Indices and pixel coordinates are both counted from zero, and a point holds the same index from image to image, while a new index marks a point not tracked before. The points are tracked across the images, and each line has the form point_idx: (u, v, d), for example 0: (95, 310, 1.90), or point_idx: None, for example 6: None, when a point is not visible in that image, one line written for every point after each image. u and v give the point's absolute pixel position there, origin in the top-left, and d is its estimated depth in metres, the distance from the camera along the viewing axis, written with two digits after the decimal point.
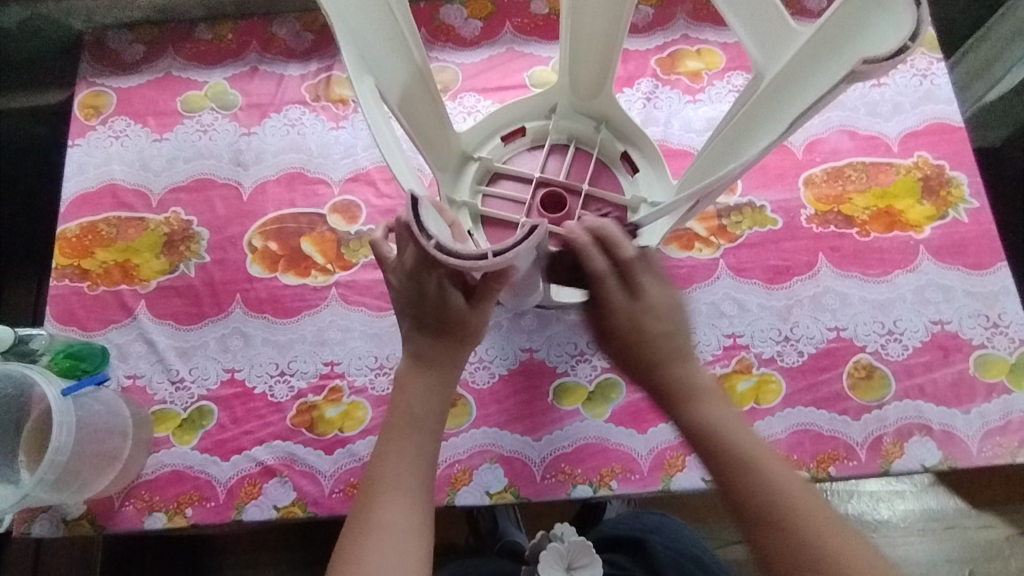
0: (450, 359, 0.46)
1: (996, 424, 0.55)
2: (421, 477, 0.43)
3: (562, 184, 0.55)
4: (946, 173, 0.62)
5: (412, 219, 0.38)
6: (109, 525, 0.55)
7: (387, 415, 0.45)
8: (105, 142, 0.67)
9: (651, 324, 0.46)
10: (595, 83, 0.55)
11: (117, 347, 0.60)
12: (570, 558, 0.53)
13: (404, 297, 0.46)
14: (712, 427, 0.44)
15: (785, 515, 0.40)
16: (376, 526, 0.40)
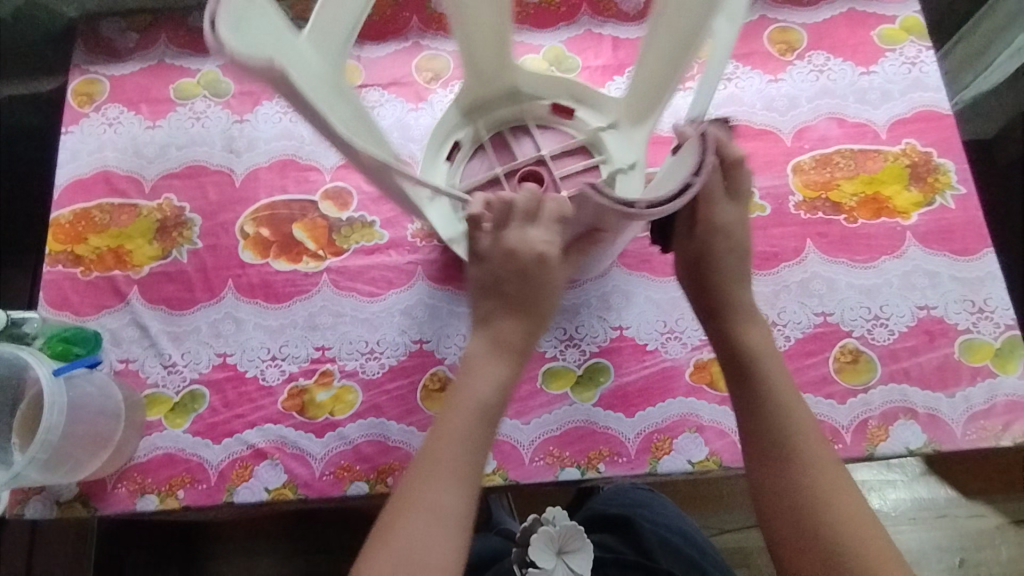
0: (523, 333, 0.47)
1: (980, 408, 0.56)
2: (473, 463, 0.43)
3: (527, 164, 0.55)
4: (933, 161, 0.63)
5: (613, 202, 0.43)
6: (101, 507, 0.56)
7: (450, 387, 0.46)
8: (98, 129, 0.67)
9: (728, 249, 0.51)
10: (498, 65, 0.56)
11: (111, 332, 0.61)
12: (562, 542, 0.53)
13: (488, 279, 0.48)
14: (761, 351, 0.48)
15: (795, 452, 0.44)
16: (417, 504, 0.41)
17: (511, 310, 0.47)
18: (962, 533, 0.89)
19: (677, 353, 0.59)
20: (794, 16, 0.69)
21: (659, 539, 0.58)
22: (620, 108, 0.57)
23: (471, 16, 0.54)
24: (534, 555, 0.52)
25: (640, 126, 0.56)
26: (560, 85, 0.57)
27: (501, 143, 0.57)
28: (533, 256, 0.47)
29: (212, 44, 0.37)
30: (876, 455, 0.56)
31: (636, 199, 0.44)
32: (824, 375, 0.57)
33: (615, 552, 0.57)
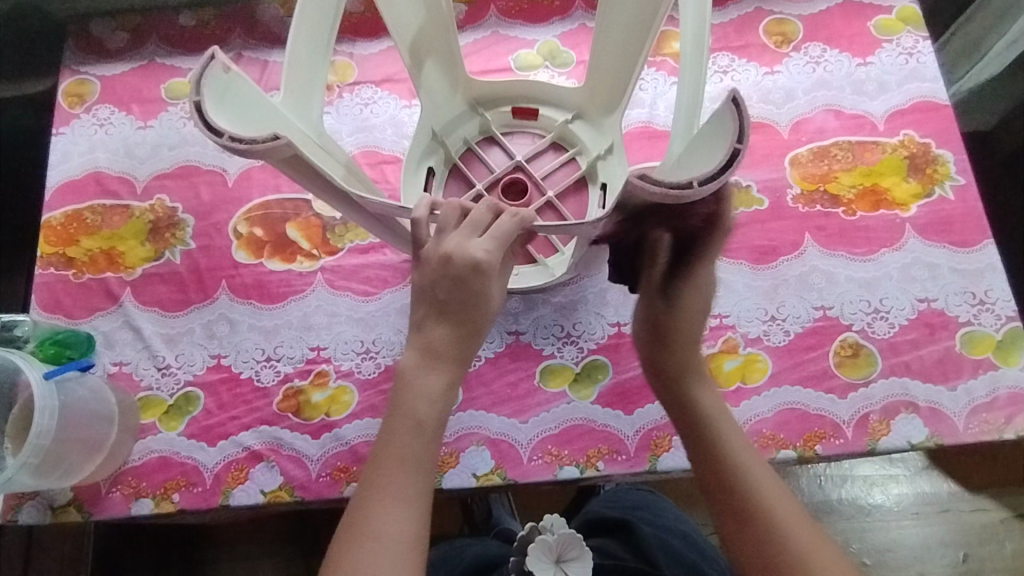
0: (462, 348, 0.44)
1: (982, 401, 0.55)
2: (417, 486, 0.41)
3: (505, 174, 0.57)
4: (932, 152, 0.62)
5: (666, 189, 0.39)
6: (96, 512, 0.55)
7: (388, 411, 0.44)
8: (89, 130, 0.67)
9: (702, 281, 0.52)
10: (448, 86, 0.57)
11: (103, 335, 0.60)
12: (559, 550, 0.52)
13: (425, 285, 0.44)
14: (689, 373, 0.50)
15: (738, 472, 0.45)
16: (367, 535, 0.39)
17: (450, 322, 0.44)
18: (966, 527, 0.89)
19: None
20: (790, 8, 0.68)
21: (660, 544, 0.57)
22: (584, 99, 0.57)
23: (422, 41, 0.54)
24: (531, 565, 0.51)
25: (607, 115, 0.56)
26: (515, 90, 0.58)
27: (471, 159, 0.58)
28: (466, 267, 0.43)
29: (210, 134, 0.39)
30: (877, 450, 0.55)
31: (686, 181, 0.38)
32: (825, 370, 0.57)
33: (616, 559, 0.56)
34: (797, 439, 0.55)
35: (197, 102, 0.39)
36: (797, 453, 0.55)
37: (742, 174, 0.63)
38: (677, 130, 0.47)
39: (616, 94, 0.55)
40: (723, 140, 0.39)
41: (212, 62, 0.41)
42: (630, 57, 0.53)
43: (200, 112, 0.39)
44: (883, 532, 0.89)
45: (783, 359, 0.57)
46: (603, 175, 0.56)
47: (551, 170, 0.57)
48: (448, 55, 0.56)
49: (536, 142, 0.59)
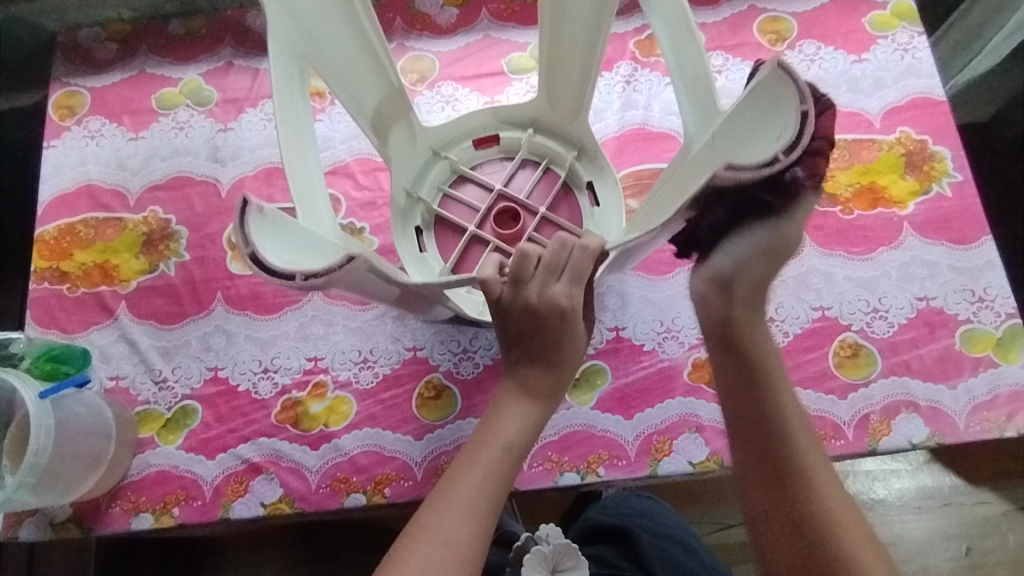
0: (553, 382, 0.46)
1: (983, 399, 0.55)
2: (492, 502, 0.42)
3: (488, 208, 0.55)
4: (929, 148, 0.62)
5: (753, 169, 0.35)
6: (97, 527, 0.55)
7: (479, 429, 0.46)
8: (80, 143, 0.66)
9: (760, 279, 0.48)
10: (409, 136, 0.56)
11: (99, 349, 0.60)
12: (555, 561, 0.51)
13: (510, 330, 0.45)
14: (771, 364, 0.49)
15: (806, 471, 0.46)
16: (439, 539, 0.40)
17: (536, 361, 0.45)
18: (968, 520, 0.89)
19: (674, 353, 0.58)
20: (784, 5, 0.68)
21: (658, 551, 0.57)
22: (541, 108, 0.57)
23: (381, 109, 0.53)
24: None
25: (572, 119, 0.56)
26: (471, 121, 0.57)
27: (447, 202, 0.57)
28: (551, 313, 0.43)
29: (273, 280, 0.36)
30: (878, 450, 0.55)
31: (771, 157, 0.36)
32: (824, 371, 0.57)
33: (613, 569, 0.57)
34: None
35: (254, 252, 0.37)
36: None
37: None
38: (701, 120, 0.46)
39: (580, 100, 0.54)
40: (789, 102, 0.37)
41: (248, 207, 0.38)
42: (590, 60, 0.52)
43: (261, 263, 0.37)
44: (886, 526, 0.89)
45: (782, 361, 0.57)
46: (585, 174, 0.57)
47: (532, 189, 0.57)
48: (405, 109, 0.54)
49: (507, 166, 0.58)
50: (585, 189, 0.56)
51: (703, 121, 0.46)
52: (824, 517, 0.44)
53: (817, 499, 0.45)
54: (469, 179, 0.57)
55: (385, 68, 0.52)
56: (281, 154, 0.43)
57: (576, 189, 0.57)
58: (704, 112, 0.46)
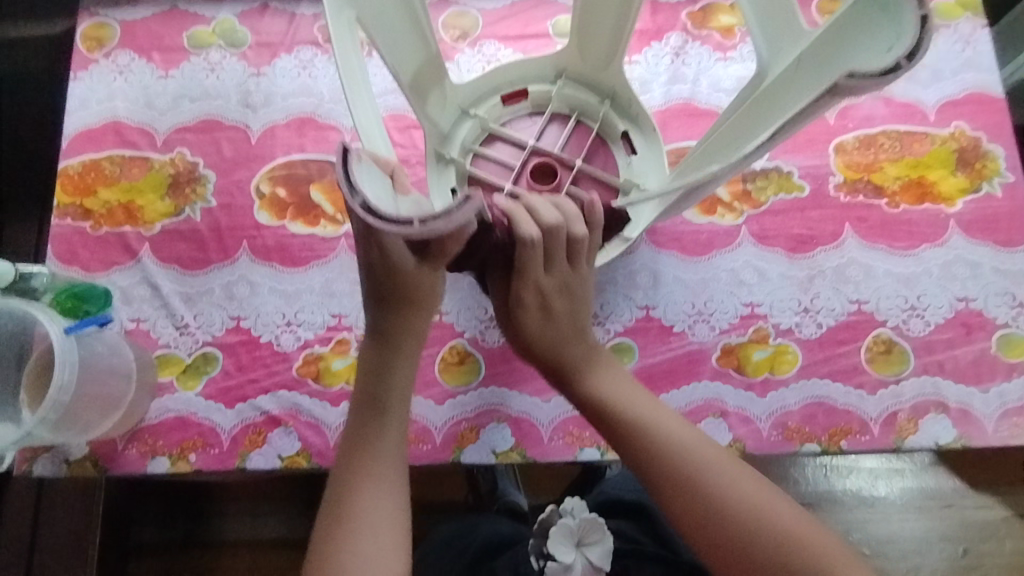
0: (408, 329, 0.46)
1: (1014, 405, 0.54)
2: (396, 465, 0.45)
3: (524, 166, 0.54)
4: (982, 146, 0.60)
5: (877, 77, 0.35)
6: (112, 467, 0.55)
7: (365, 394, 0.46)
8: (108, 77, 0.64)
9: (559, 303, 0.48)
10: (441, 95, 0.53)
11: (121, 290, 0.59)
12: (581, 534, 0.51)
13: (390, 282, 0.44)
14: (625, 394, 0.47)
15: (706, 503, 0.43)
16: (347, 515, 0.43)
17: (390, 305, 0.46)
18: (967, 524, 0.89)
19: (704, 336, 0.57)
20: None
21: (678, 527, 0.59)
22: (568, 58, 0.55)
23: (418, 72, 0.50)
24: (553, 548, 0.50)
25: (605, 67, 0.54)
26: (498, 77, 0.56)
27: (478, 162, 0.55)
28: (383, 260, 0.43)
29: (397, 231, 0.36)
30: (903, 449, 0.54)
31: (892, 64, 0.35)
32: (856, 365, 0.56)
33: (637, 543, 0.57)
34: (823, 433, 0.54)
35: (364, 202, 0.35)
36: (822, 446, 0.54)
37: (785, 159, 0.60)
38: (779, 45, 0.44)
39: (616, 46, 0.53)
40: (907, 6, 0.35)
41: (349, 155, 0.35)
42: (626, 8, 0.50)
43: (376, 212, 0.35)
44: (885, 524, 0.89)
45: (814, 352, 0.56)
46: (620, 123, 0.56)
47: (564, 143, 0.55)
48: (434, 71, 0.52)
49: (537, 122, 0.56)
50: (620, 138, 0.56)
51: (777, 47, 0.44)
52: (751, 515, 0.42)
53: (728, 501, 0.43)
54: (500, 137, 0.55)
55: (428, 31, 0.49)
56: (355, 123, 0.42)
57: (613, 141, 0.56)
58: (784, 32, 0.44)
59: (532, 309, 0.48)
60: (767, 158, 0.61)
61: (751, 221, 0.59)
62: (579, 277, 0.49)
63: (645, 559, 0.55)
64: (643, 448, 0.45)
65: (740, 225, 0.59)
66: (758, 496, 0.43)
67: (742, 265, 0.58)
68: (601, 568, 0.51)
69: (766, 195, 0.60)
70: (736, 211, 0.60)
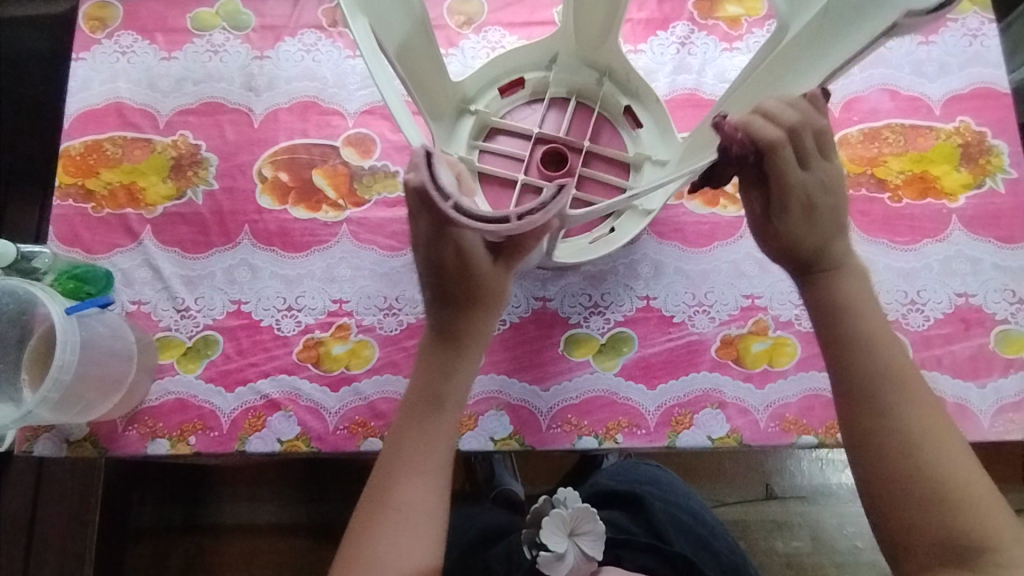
0: (472, 330, 0.46)
1: (1010, 400, 0.55)
2: (444, 463, 0.45)
3: (533, 154, 0.54)
4: (987, 141, 0.60)
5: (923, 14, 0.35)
6: (112, 448, 0.55)
7: (428, 389, 0.46)
8: (111, 58, 0.64)
9: (821, 203, 0.42)
10: (441, 91, 0.53)
11: (122, 272, 0.59)
12: (573, 524, 0.49)
13: (454, 281, 0.45)
14: (852, 303, 0.43)
15: (891, 427, 0.40)
16: (392, 508, 0.43)
17: (459, 305, 0.46)
18: None
19: (704, 327, 0.57)
20: None
21: (668, 518, 0.60)
22: (561, 41, 0.54)
23: (420, 69, 0.49)
24: (544, 537, 0.49)
25: (601, 44, 0.53)
26: (495, 68, 0.55)
27: (485, 157, 0.55)
28: (456, 258, 0.44)
29: (484, 227, 0.38)
30: None
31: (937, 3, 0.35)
32: None
33: (629, 534, 0.56)
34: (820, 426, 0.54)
35: (455, 204, 0.38)
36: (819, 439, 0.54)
37: None
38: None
39: (612, 23, 0.51)
40: None
41: (432, 158, 0.39)
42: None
43: (467, 212, 0.38)
44: None
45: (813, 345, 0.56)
46: (621, 98, 0.56)
47: (567, 127, 0.56)
48: (432, 67, 0.51)
49: (537, 110, 0.57)
50: (623, 115, 0.56)
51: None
52: (924, 454, 0.39)
53: (905, 429, 0.40)
54: (502, 129, 0.55)
55: (430, 31, 0.49)
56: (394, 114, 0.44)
57: (616, 116, 0.57)
58: None
59: (793, 212, 0.42)
60: None
61: None
62: (823, 173, 0.42)
63: (639, 548, 0.54)
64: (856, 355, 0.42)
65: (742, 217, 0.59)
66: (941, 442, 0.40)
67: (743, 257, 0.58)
68: (593, 560, 0.49)
69: None
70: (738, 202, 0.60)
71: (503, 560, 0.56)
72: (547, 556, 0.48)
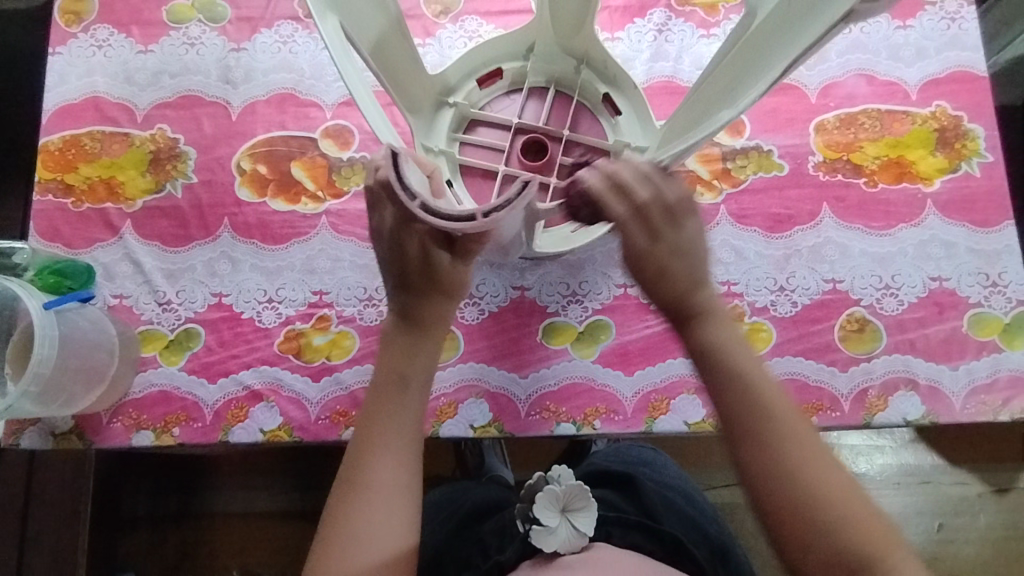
0: (434, 312, 0.47)
1: (982, 382, 0.55)
2: (410, 438, 0.46)
3: (515, 145, 0.54)
4: (963, 125, 0.60)
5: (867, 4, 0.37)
6: (97, 440, 0.56)
7: (384, 368, 0.47)
8: (87, 52, 0.64)
9: (676, 264, 0.42)
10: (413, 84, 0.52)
11: (103, 266, 0.59)
12: (566, 499, 0.52)
13: (412, 269, 0.46)
14: (727, 345, 0.42)
15: (816, 501, 0.39)
16: (363, 486, 0.44)
17: (417, 289, 0.46)
18: (944, 499, 0.91)
19: None
20: None
21: (659, 497, 0.61)
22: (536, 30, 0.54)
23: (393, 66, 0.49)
24: (538, 512, 0.51)
25: (577, 31, 0.53)
26: (473, 59, 0.55)
27: (464, 150, 0.55)
28: (421, 252, 0.45)
29: (454, 228, 0.38)
30: (872, 425, 0.55)
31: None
32: (829, 343, 0.57)
33: (619, 511, 0.57)
34: None
35: (422, 202, 0.38)
36: None
37: (765, 138, 0.60)
38: None
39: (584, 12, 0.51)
40: None
41: (399, 158, 0.39)
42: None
43: (436, 211, 0.38)
44: None
45: (788, 331, 0.57)
46: (599, 85, 0.56)
47: (547, 117, 0.56)
48: (408, 63, 0.51)
49: (516, 100, 0.56)
50: (602, 103, 0.56)
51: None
52: (831, 519, 0.39)
53: (818, 478, 0.40)
54: (481, 122, 0.55)
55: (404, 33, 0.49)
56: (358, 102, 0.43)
57: (594, 104, 0.57)
58: None
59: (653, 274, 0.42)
60: (747, 137, 0.61)
61: (729, 200, 0.60)
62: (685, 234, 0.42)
63: (627, 526, 0.54)
64: (735, 398, 0.41)
65: (718, 204, 0.60)
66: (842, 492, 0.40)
67: (719, 244, 0.59)
68: (585, 534, 0.51)
69: (746, 174, 0.60)
70: (715, 189, 0.60)
71: (497, 534, 0.56)
72: (539, 530, 0.50)
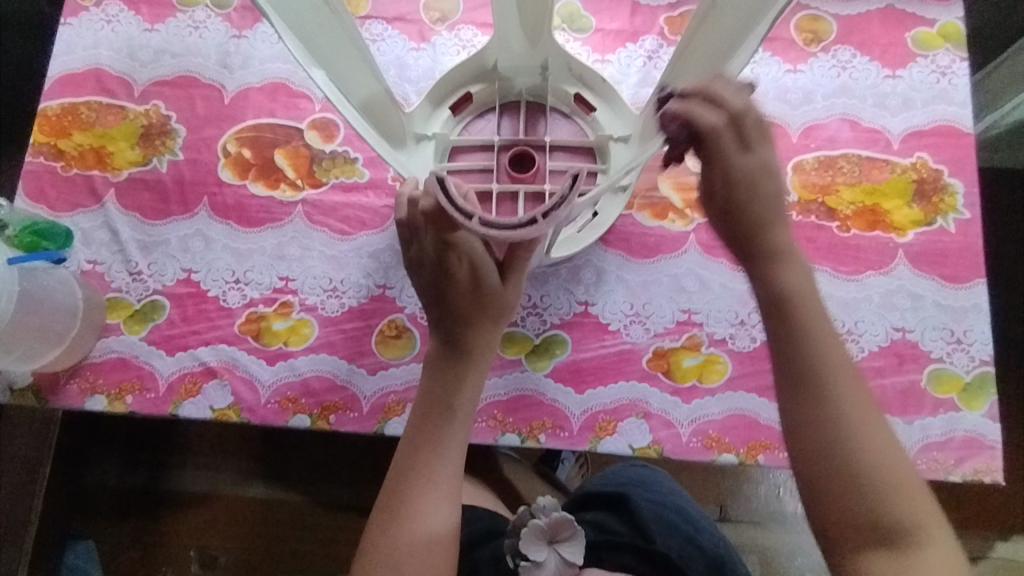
0: (482, 339, 0.48)
1: (936, 439, 0.55)
2: (452, 469, 0.47)
3: (503, 160, 0.55)
4: (942, 179, 0.60)
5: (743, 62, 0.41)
6: (52, 400, 0.57)
7: (432, 397, 0.48)
8: (96, 25, 0.66)
9: (765, 185, 0.44)
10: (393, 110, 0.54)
11: (82, 232, 0.61)
12: (552, 532, 0.50)
13: (455, 293, 0.48)
14: (812, 325, 0.43)
15: (851, 450, 0.41)
16: (404, 515, 0.45)
17: (468, 317, 0.48)
18: None
19: (637, 338, 0.58)
20: (827, 5, 0.64)
21: (654, 517, 0.57)
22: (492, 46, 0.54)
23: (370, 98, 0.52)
24: (525, 549, 0.49)
25: (536, 43, 0.53)
26: (439, 90, 0.57)
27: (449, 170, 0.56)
28: (469, 272, 0.47)
29: (514, 233, 0.40)
30: None
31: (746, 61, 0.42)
32: None
33: (613, 534, 0.54)
34: (742, 445, 0.55)
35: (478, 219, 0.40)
36: (739, 459, 0.55)
37: None
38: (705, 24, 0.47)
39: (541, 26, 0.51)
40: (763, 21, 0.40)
41: (445, 183, 0.41)
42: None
43: (495, 225, 0.40)
44: None
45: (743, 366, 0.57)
46: (569, 87, 0.57)
47: (522, 126, 0.56)
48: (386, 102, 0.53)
49: (491, 120, 0.57)
50: (575, 103, 0.57)
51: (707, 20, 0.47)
52: (876, 482, 0.41)
53: (851, 448, 0.41)
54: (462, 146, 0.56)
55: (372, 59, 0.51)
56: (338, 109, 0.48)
57: (567, 105, 0.57)
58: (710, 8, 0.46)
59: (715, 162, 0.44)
60: None
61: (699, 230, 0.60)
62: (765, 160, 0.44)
63: (619, 548, 0.52)
64: (798, 352, 0.43)
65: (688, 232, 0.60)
66: (892, 456, 0.41)
67: (685, 272, 0.59)
68: (575, 564, 0.50)
69: None
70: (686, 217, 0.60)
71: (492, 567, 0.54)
72: (528, 566, 0.49)
